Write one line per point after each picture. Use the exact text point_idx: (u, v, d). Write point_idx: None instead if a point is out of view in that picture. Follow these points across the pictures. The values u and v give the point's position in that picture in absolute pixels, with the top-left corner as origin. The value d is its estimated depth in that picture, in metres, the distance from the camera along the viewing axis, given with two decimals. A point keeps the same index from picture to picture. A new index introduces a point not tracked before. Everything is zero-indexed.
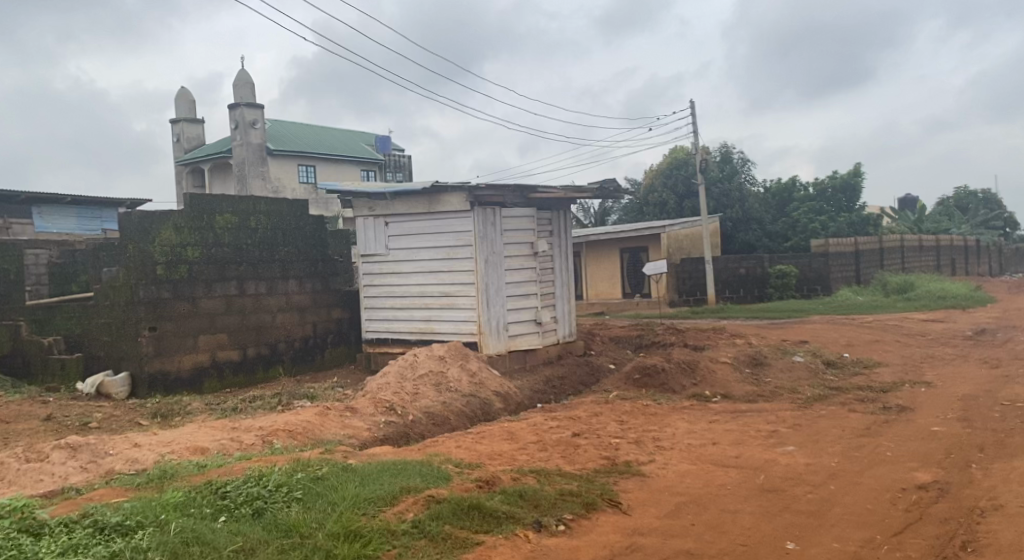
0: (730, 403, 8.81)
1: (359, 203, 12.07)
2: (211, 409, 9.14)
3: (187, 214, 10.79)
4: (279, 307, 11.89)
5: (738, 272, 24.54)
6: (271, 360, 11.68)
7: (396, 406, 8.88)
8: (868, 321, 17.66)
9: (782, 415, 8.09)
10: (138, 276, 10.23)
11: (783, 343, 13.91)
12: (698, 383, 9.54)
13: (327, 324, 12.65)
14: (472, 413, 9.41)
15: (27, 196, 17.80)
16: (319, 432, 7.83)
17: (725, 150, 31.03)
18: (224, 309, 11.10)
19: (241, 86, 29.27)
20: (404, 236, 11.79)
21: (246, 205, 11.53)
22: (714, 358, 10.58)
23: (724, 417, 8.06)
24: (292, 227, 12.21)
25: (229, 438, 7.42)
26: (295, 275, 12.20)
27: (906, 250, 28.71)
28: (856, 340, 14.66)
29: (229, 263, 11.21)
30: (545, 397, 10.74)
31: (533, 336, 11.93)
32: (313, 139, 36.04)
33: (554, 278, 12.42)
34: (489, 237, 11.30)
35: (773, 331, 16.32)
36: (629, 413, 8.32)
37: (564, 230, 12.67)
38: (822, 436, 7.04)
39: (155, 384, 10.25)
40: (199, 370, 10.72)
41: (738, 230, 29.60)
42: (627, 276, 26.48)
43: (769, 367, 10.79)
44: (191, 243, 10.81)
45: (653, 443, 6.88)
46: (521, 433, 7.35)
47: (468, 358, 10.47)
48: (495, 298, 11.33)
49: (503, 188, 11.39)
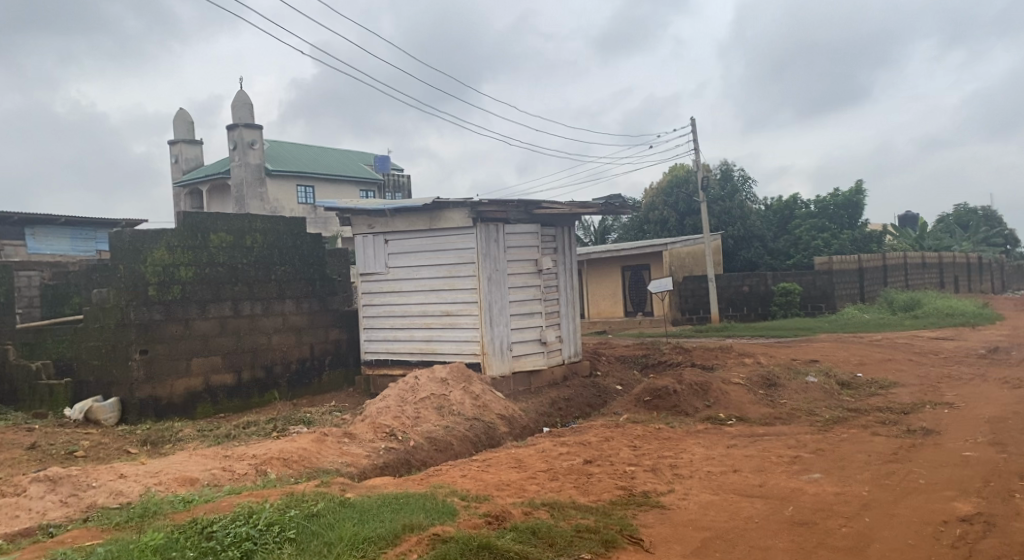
0: (747, 426, 8.42)
1: (358, 220, 11.75)
2: (203, 436, 8.74)
3: (180, 232, 10.45)
4: (275, 328, 11.51)
5: (741, 290, 24.25)
6: (267, 384, 11.28)
7: (397, 432, 8.49)
8: (877, 339, 17.31)
9: (803, 439, 7.71)
10: (128, 297, 9.86)
11: (794, 363, 13.53)
12: (712, 405, 9.15)
13: (325, 346, 12.27)
14: (476, 438, 9.02)
15: (20, 217, 17.49)
16: (316, 460, 7.44)
17: (726, 167, 30.78)
18: (218, 331, 10.71)
19: (239, 106, 29.03)
20: (405, 254, 11.44)
21: (242, 223, 11.19)
22: (726, 379, 10.19)
23: (742, 441, 7.67)
24: (289, 245, 11.87)
25: (220, 468, 7.03)
26: (292, 295, 11.83)
27: (910, 267, 28.41)
28: (868, 359, 14.28)
29: (224, 282, 10.85)
30: (551, 420, 10.34)
31: (538, 357, 11.56)
32: (312, 158, 35.85)
33: (559, 296, 12.07)
34: (491, 254, 10.96)
35: (782, 350, 15.95)
36: (641, 437, 7.93)
37: (568, 247, 12.33)
38: (849, 462, 6.64)
39: (146, 409, 9.85)
40: (192, 394, 10.32)
41: (741, 247, 29.31)
42: (629, 295, 26.15)
43: (784, 388, 10.39)
44: (184, 263, 10.45)
45: (670, 470, 6.49)
46: (530, 461, 6.95)
47: (471, 380, 10.09)
48: (498, 317, 10.97)
49: (505, 204, 11.05)
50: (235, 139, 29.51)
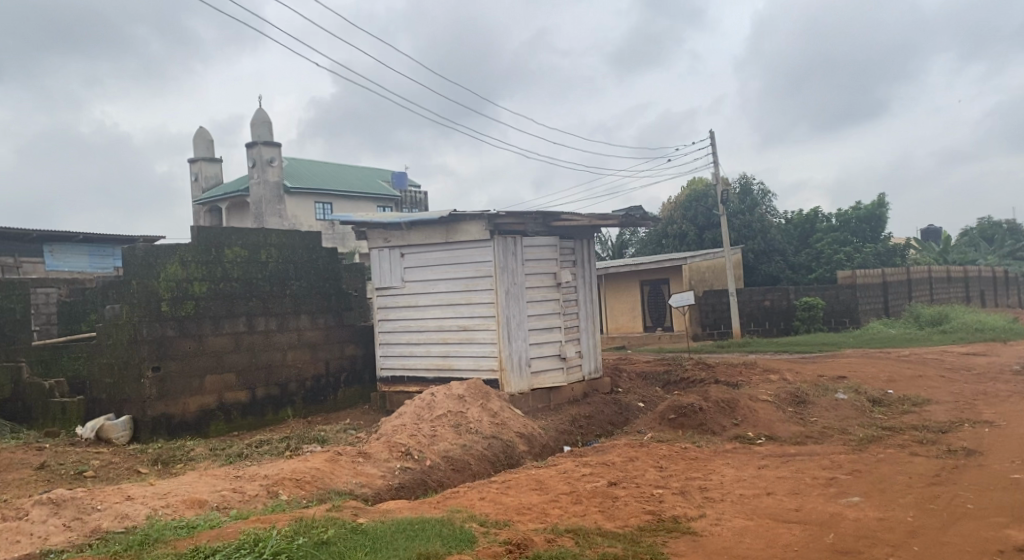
0: (778, 446, 8.07)
1: (374, 234, 11.55)
2: (215, 456, 8.51)
3: (194, 247, 10.27)
4: (290, 344, 11.29)
5: (763, 304, 23.83)
6: (281, 401, 11.06)
7: (413, 451, 8.21)
8: (906, 355, 16.85)
9: (838, 459, 7.35)
10: (142, 313, 9.68)
11: (821, 379, 13.14)
12: (740, 423, 8.81)
13: (340, 362, 12.03)
14: (495, 458, 8.74)
15: (38, 234, 17.46)
16: (329, 481, 7.18)
17: (746, 181, 30.43)
18: (232, 347, 10.51)
19: (258, 123, 29.12)
20: (421, 268, 11.22)
21: (257, 237, 11.01)
22: (753, 397, 9.85)
23: (774, 462, 7.33)
24: (303, 260, 11.68)
25: (231, 489, 6.79)
26: (307, 310, 11.62)
27: (936, 281, 27.85)
28: (898, 375, 13.85)
29: (238, 298, 10.66)
30: (572, 439, 10.03)
31: (558, 373, 11.25)
32: (329, 175, 35.86)
33: (579, 311, 11.78)
34: (509, 267, 10.71)
35: (808, 366, 15.54)
36: (668, 458, 7.61)
37: (587, 260, 12.05)
38: (889, 485, 6.29)
39: (159, 428, 9.64)
40: (205, 412, 10.12)
41: (761, 261, 28.88)
42: (649, 309, 25.80)
43: (813, 405, 10.03)
44: (198, 278, 10.26)
45: (700, 493, 6.16)
46: (551, 482, 6.65)
47: (489, 398, 9.81)
48: (516, 332, 10.69)
49: (523, 216, 10.81)
50: (253, 157, 29.60)
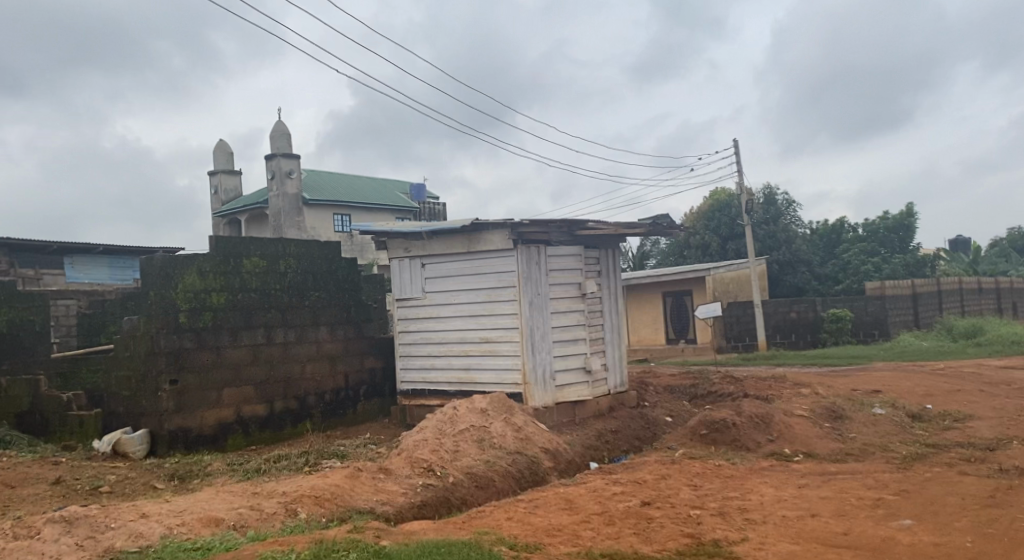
0: (817, 464, 7.72)
1: (395, 243, 11.34)
2: (233, 471, 8.28)
3: (213, 257, 10.09)
4: (309, 356, 11.08)
5: (789, 316, 23.37)
6: (300, 415, 10.83)
7: (436, 467, 7.94)
8: (940, 368, 16.34)
9: (882, 478, 6.98)
10: (159, 324, 9.50)
11: (855, 393, 12.73)
12: (776, 439, 8.46)
13: (360, 375, 11.81)
14: (520, 474, 8.45)
15: (58, 247, 17.41)
16: (349, 499, 6.92)
17: (770, 191, 29.99)
18: (250, 359, 10.30)
19: (278, 136, 29.15)
20: (442, 278, 10.98)
21: (275, 248, 10.83)
22: (787, 412, 9.49)
23: (814, 480, 6.97)
24: (323, 270, 11.48)
25: (248, 507, 6.55)
26: (326, 321, 11.41)
27: (966, 292, 27.22)
28: (935, 389, 13.39)
29: (257, 309, 10.47)
30: (598, 455, 9.70)
31: (583, 387, 10.94)
32: (348, 187, 35.82)
33: (604, 322, 11.47)
34: (533, 277, 10.44)
35: (839, 379, 15.11)
36: (702, 475, 7.28)
37: (613, 270, 11.76)
38: (941, 507, 5.93)
39: (176, 442, 9.44)
40: (223, 426, 9.91)
41: (786, 272, 28.38)
42: (671, 321, 25.38)
43: (851, 421, 9.64)
44: (216, 288, 10.08)
45: (740, 515, 5.82)
46: (581, 502, 6.34)
47: (513, 412, 9.53)
48: (540, 344, 10.41)
49: (547, 225, 10.54)
50: (274, 169, 29.62)
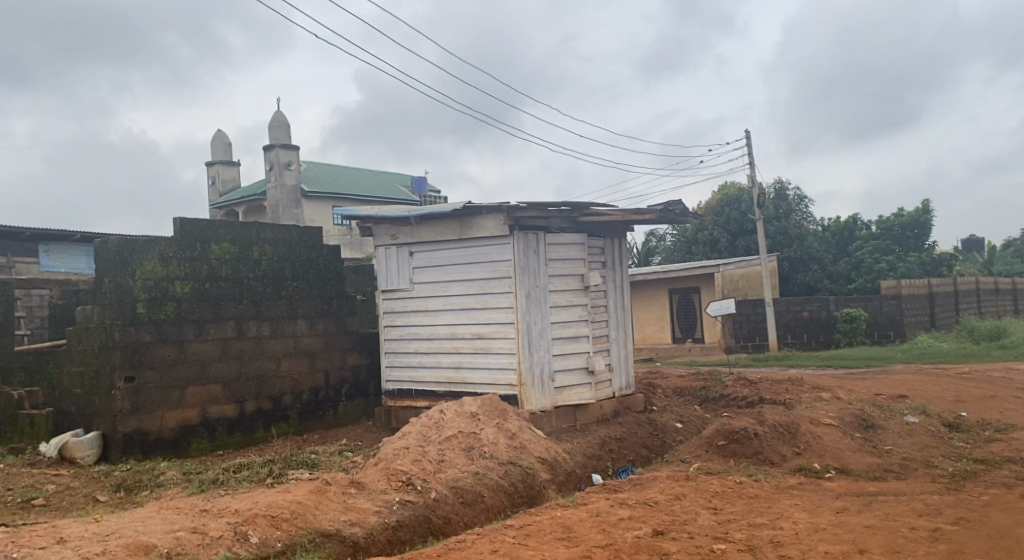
0: (852, 483, 6.72)
1: (381, 230, 10.39)
2: (188, 481, 7.31)
3: (177, 242, 9.09)
4: (285, 352, 10.10)
5: (801, 316, 22.43)
6: (274, 417, 9.86)
7: (416, 481, 6.97)
8: (966, 372, 15.35)
9: (934, 502, 6.00)
10: (114, 315, 8.50)
11: (880, 399, 11.76)
12: (803, 452, 7.49)
13: (342, 373, 10.84)
14: (513, 488, 7.47)
15: (33, 233, 16.36)
16: (310, 520, 5.96)
17: (781, 186, 28.82)
18: (218, 355, 9.33)
19: (275, 126, 28.17)
20: (431, 269, 10.00)
21: (248, 232, 9.84)
22: (813, 421, 8.52)
23: (854, 504, 5.99)
24: (302, 258, 10.50)
25: (189, 529, 5.59)
26: (305, 314, 10.43)
27: (984, 293, 26.19)
28: (966, 395, 12.39)
29: (227, 299, 9.49)
30: (601, 465, 8.72)
31: (585, 389, 9.95)
32: (347, 179, 34.80)
33: (608, 318, 10.47)
34: (531, 268, 9.46)
35: (859, 383, 14.09)
36: (721, 496, 6.28)
37: (619, 262, 10.75)
38: (1013, 543, 4.94)
39: (131, 446, 8.45)
40: (186, 429, 8.94)
41: (797, 271, 27.25)
42: (678, 319, 24.38)
43: (883, 431, 8.65)
44: (180, 276, 9.09)
45: (773, 551, 4.84)
46: (581, 530, 5.35)
47: (506, 417, 8.58)
48: (538, 342, 9.43)
49: (547, 210, 9.55)
50: (272, 160, 28.52)
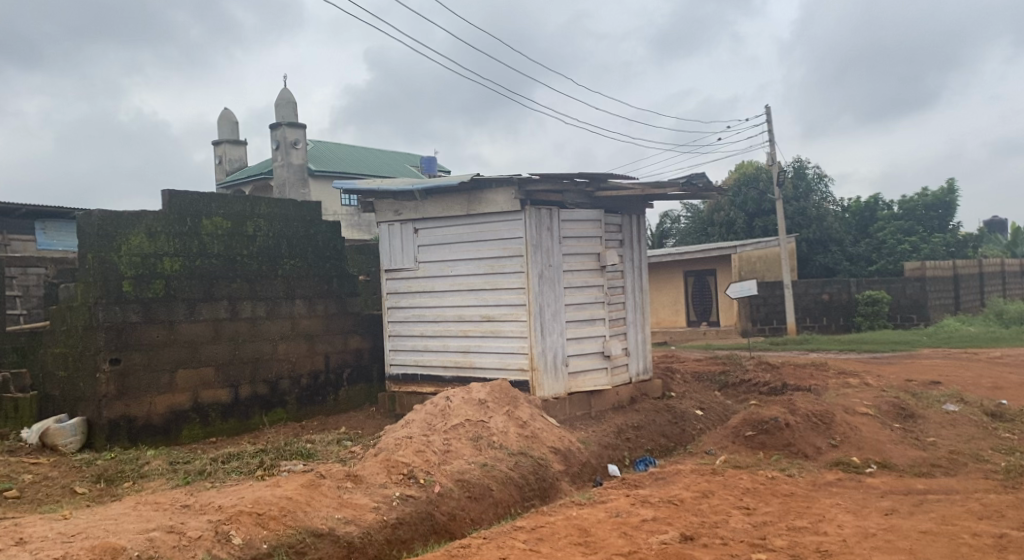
0: (897, 479, 6.12)
1: (384, 205, 9.80)
2: (173, 472, 6.78)
3: (165, 216, 8.53)
4: (282, 334, 9.55)
5: (820, 298, 21.67)
6: (270, 402, 9.33)
7: (419, 474, 6.41)
8: (998, 356, 14.65)
9: (993, 503, 5.38)
10: (97, 294, 7.95)
11: (912, 384, 11.11)
12: (840, 444, 6.89)
13: (343, 357, 10.29)
14: (523, 481, 6.90)
15: (28, 211, 15.85)
16: (301, 518, 5.42)
17: (800, 165, 28.02)
18: (211, 337, 8.79)
19: (283, 104, 27.57)
20: (437, 246, 9.41)
21: (242, 207, 9.26)
22: (848, 410, 7.91)
23: (903, 505, 5.40)
24: (300, 235, 9.93)
25: (165, 529, 5.05)
26: (303, 294, 9.87)
27: (1011, 275, 25.38)
28: (1003, 381, 11.71)
29: (219, 278, 8.94)
30: (618, 455, 8.13)
31: (600, 374, 9.36)
32: (355, 158, 34.18)
33: (625, 299, 9.85)
34: (544, 246, 8.85)
35: (888, 368, 13.43)
36: (753, 494, 5.69)
37: (637, 240, 10.11)
38: None
39: (118, 432, 7.93)
40: (176, 414, 8.42)
41: (816, 252, 26.47)
42: (693, 302, 23.71)
43: (924, 422, 8.02)
44: (169, 253, 8.55)
45: None
46: (600, 534, 4.79)
47: (517, 405, 8.02)
48: (550, 325, 8.83)
49: (561, 183, 8.93)
50: (279, 139, 27.86)
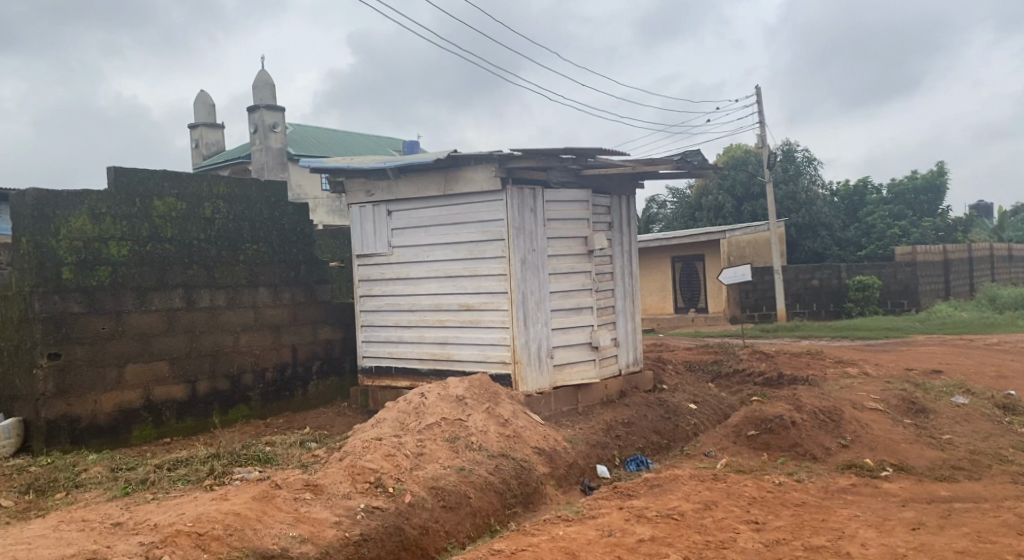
0: (918, 485, 5.52)
1: (355, 185, 9.06)
2: (112, 481, 6.06)
3: (111, 196, 7.76)
4: (244, 325, 8.82)
5: (810, 284, 21.14)
6: (231, 399, 8.62)
7: (388, 482, 5.74)
8: (995, 343, 14.18)
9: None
10: (33, 282, 7.19)
11: (913, 374, 10.57)
12: (851, 444, 6.30)
13: (312, 349, 9.58)
14: (505, 487, 6.25)
15: None
16: (249, 537, 4.74)
17: (790, 148, 27.49)
18: (164, 328, 8.06)
19: (260, 86, 26.59)
20: (412, 229, 8.70)
21: (198, 187, 8.49)
22: (856, 405, 7.32)
23: (930, 517, 4.80)
24: (263, 218, 9.17)
25: (87, 555, 4.36)
26: (267, 281, 9.13)
27: (1000, 261, 25.02)
28: (1006, 369, 11.21)
29: (173, 264, 8.20)
30: (607, 455, 7.50)
31: (587, 367, 8.72)
32: (336, 142, 33.29)
33: (615, 286, 9.20)
34: (527, 228, 8.17)
35: (885, 356, 12.93)
36: (761, 505, 5.07)
37: (626, 223, 9.45)
38: None
39: (58, 434, 7.21)
40: (125, 413, 7.70)
41: (805, 237, 25.87)
42: (681, 288, 23.11)
43: (935, 417, 7.45)
44: (115, 237, 7.78)
45: None
46: None
47: (498, 401, 7.36)
48: (534, 315, 8.17)
49: (546, 160, 8.24)
50: (257, 122, 26.88)
